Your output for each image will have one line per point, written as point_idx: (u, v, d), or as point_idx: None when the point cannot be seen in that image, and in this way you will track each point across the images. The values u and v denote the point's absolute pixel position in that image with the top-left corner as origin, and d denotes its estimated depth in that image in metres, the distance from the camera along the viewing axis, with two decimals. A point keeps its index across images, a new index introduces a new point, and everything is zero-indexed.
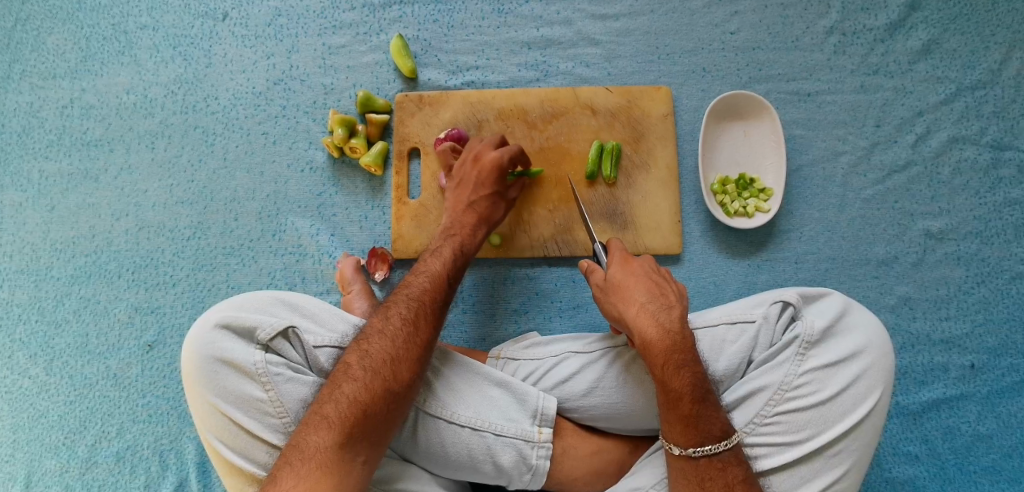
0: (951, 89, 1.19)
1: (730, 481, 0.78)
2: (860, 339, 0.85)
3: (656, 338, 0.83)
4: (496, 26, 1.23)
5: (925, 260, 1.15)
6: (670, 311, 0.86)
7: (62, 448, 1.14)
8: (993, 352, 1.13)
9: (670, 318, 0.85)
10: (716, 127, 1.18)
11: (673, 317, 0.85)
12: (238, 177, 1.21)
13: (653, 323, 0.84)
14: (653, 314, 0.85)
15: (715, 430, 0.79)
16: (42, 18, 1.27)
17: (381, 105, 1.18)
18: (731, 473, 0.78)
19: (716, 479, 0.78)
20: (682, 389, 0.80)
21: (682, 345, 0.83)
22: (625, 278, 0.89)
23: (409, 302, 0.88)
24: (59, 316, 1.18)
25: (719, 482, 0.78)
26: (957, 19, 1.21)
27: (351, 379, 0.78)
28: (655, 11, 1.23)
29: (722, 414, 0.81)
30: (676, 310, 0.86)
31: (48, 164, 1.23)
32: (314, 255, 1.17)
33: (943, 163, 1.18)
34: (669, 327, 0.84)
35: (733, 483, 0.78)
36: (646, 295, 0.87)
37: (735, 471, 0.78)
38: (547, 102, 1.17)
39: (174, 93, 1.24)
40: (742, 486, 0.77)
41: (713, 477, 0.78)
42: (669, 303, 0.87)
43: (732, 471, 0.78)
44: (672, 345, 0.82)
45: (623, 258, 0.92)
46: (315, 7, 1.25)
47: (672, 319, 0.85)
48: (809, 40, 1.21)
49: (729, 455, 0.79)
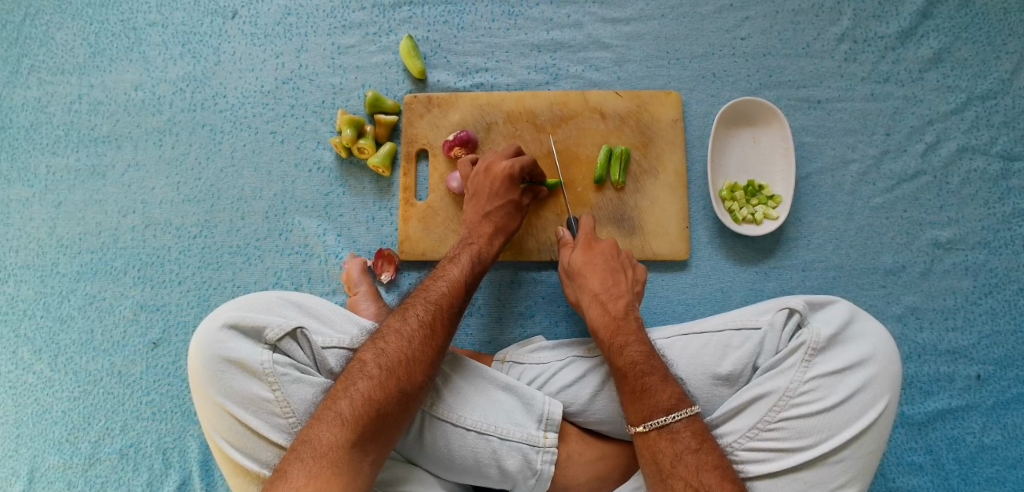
0: (962, 99, 1.18)
1: (678, 451, 0.79)
2: (866, 347, 0.85)
3: (600, 321, 0.95)
4: (506, 28, 1.23)
5: (933, 270, 1.15)
6: (617, 299, 0.97)
7: (65, 445, 1.14)
8: (999, 363, 1.12)
9: (616, 306, 0.96)
10: (725, 132, 1.17)
11: (620, 305, 0.96)
12: (246, 176, 1.21)
13: (598, 308, 0.96)
14: (600, 303, 0.97)
15: (662, 403, 0.83)
16: (50, 14, 1.27)
17: (390, 106, 1.18)
18: (681, 443, 0.80)
19: (665, 449, 0.80)
20: (626, 366, 0.87)
21: (626, 329, 0.93)
22: (582, 265, 1.02)
23: (426, 305, 0.88)
24: (64, 312, 1.18)
25: (668, 453, 0.80)
26: (969, 27, 1.20)
27: (365, 376, 0.79)
28: (666, 15, 1.22)
29: (671, 387, 0.84)
30: (623, 298, 0.97)
31: (55, 160, 1.23)
32: (320, 255, 1.17)
33: (952, 173, 1.17)
34: (613, 313, 0.95)
35: (682, 452, 0.79)
36: (598, 284, 0.99)
37: (685, 441, 0.80)
38: (556, 106, 1.17)
39: (182, 90, 1.24)
40: (691, 456, 0.78)
41: (663, 448, 0.80)
42: (617, 292, 0.98)
43: (683, 441, 0.80)
44: (615, 328, 0.93)
45: (585, 242, 1.04)
46: (325, 7, 1.24)
47: (618, 306, 0.96)
48: (820, 47, 1.21)
49: (679, 426, 0.81)
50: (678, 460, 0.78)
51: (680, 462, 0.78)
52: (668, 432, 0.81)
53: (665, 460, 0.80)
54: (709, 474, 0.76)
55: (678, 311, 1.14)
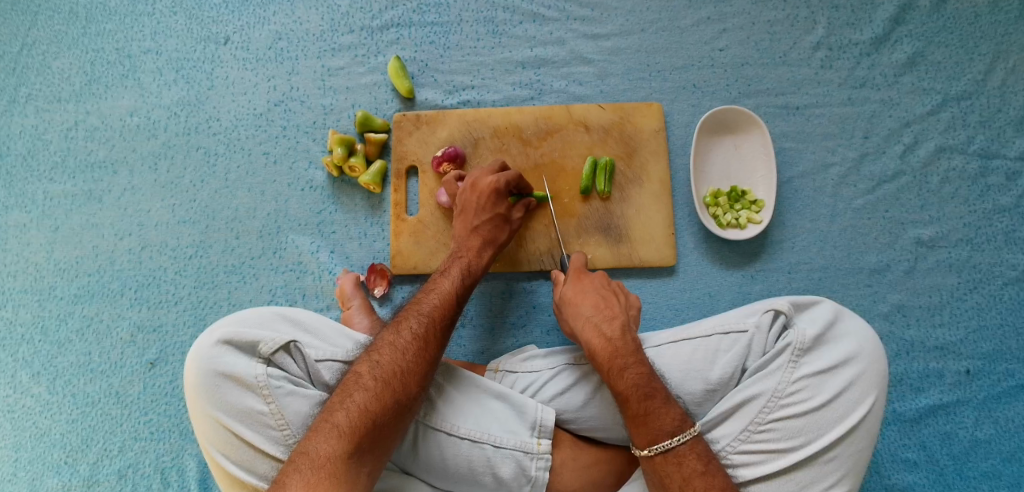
0: (937, 100, 1.22)
1: (686, 475, 0.80)
2: (852, 346, 0.87)
3: (598, 345, 0.92)
4: (491, 46, 1.26)
5: (917, 268, 1.17)
6: (611, 322, 0.95)
7: (63, 467, 1.14)
8: (987, 358, 1.14)
9: (611, 328, 0.94)
10: (707, 141, 1.20)
11: (615, 327, 0.95)
12: (240, 196, 1.23)
13: (594, 332, 0.94)
14: (595, 326, 0.95)
15: (666, 427, 0.83)
16: (46, 44, 1.31)
17: (379, 124, 1.21)
18: (687, 467, 0.81)
19: (672, 474, 0.81)
20: (628, 389, 0.87)
21: (624, 351, 0.91)
22: (574, 295, 1.01)
23: (419, 317, 0.90)
24: (62, 335, 1.20)
25: (676, 476, 0.81)
26: (940, 32, 1.24)
27: (361, 388, 0.80)
28: (646, 29, 1.26)
29: (674, 409, 0.85)
30: (618, 320, 0.95)
31: (52, 186, 1.25)
32: (314, 272, 1.19)
33: (931, 173, 1.20)
34: (609, 336, 0.93)
35: (689, 476, 0.80)
36: (591, 309, 0.98)
37: (692, 464, 0.81)
38: (542, 120, 1.20)
39: (177, 115, 1.27)
40: (699, 480, 0.79)
41: (670, 472, 0.81)
42: (611, 314, 0.96)
43: (689, 465, 0.81)
44: (612, 352, 0.91)
45: (576, 273, 1.04)
46: (314, 31, 1.28)
47: (613, 329, 0.94)
48: (796, 55, 1.24)
49: (685, 449, 0.82)
50: (687, 484, 0.79)
51: (688, 486, 0.79)
52: (674, 457, 0.81)
53: (673, 483, 0.80)
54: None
55: (668, 316, 1.15)
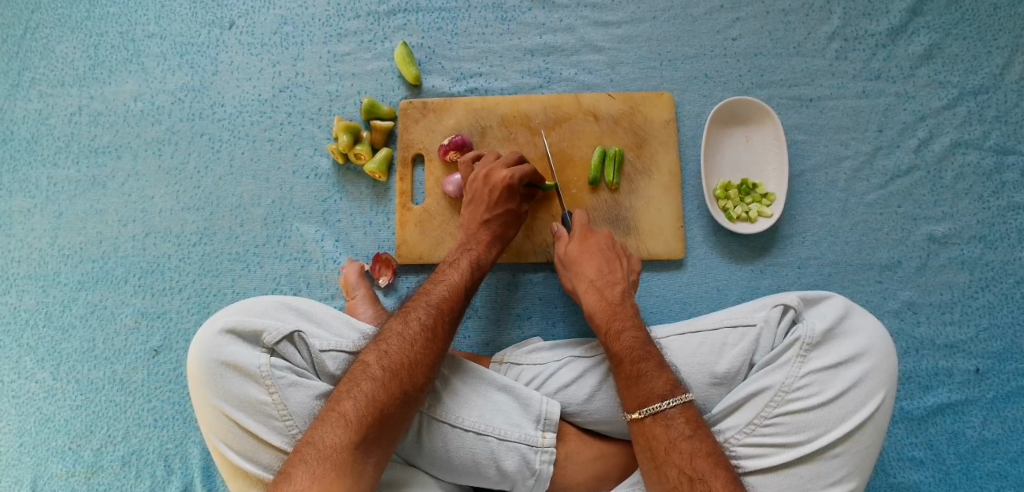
0: (954, 94, 1.19)
1: (673, 437, 0.79)
2: (861, 342, 0.85)
3: (597, 307, 0.97)
4: (499, 33, 1.24)
5: (929, 265, 1.15)
6: (613, 286, 0.99)
7: (68, 453, 1.14)
8: (997, 357, 1.13)
9: (612, 292, 0.98)
10: (718, 132, 1.18)
11: (617, 292, 0.98)
12: (244, 183, 1.22)
13: (595, 296, 0.98)
14: (597, 290, 0.99)
15: (657, 390, 0.83)
16: (49, 27, 1.29)
17: (385, 112, 1.19)
18: (675, 430, 0.80)
19: (660, 436, 0.80)
20: (622, 351, 0.89)
21: (623, 314, 0.95)
22: (578, 255, 1.03)
23: (428, 308, 0.89)
24: (66, 321, 1.19)
25: (663, 439, 0.80)
26: (958, 23, 1.21)
27: (369, 378, 0.79)
28: (657, 17, 1.23)
29: (667, 374, 0.85)
30: (620, 285, 0.99)
31: (56, 171, 1.24)
32: (319, 261, 1.18)
33: (945, 168, 1.18)
34: (610, 300, 0.97)
35: (676, 439, 0.79)
36: (594, 271, 1.00)
37: (679, 428, 0.80)
38: (550, 109, 1.18)
39: (181, 101, 1.26)
40: (685, 442, 0.79)
41: (658, 435, 0.81)
42: (614, 279, 0.99)
43: (677, 428, 0.80)
44: (612, 314, 0.95)
45: (582, 233, 1.05)
46: (320, 16, 1.26)
47: (613, 293, 0.98)
48: (811, 46, 1.22)
49: (674, 413, 0.81)
50: (672, 447, 0.79)
51: (674, 448, 0.79)
52: (663, 419, 0.81)
53: (659, 447, 0.80)
54: (703, 460, 0.76)
55: (675, 310, 1.14)
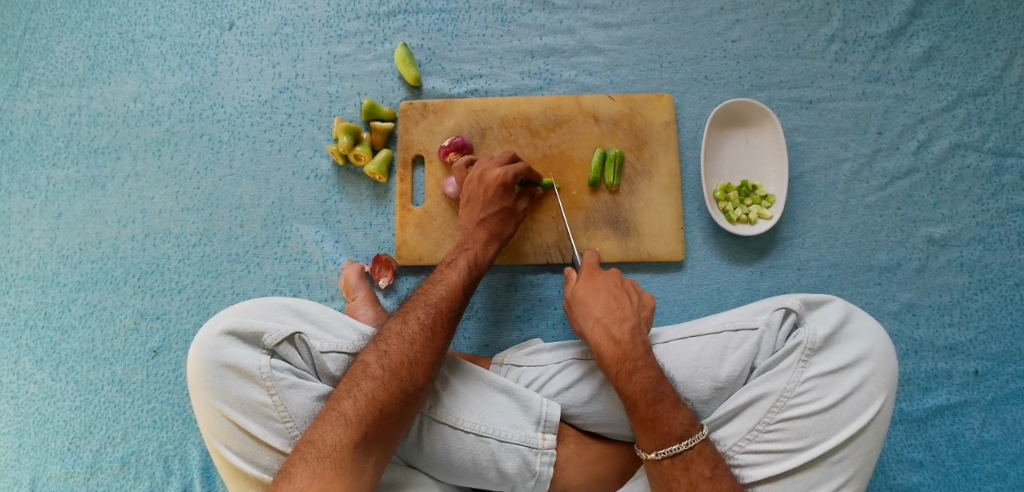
0: (953, 96, 1.19)
1: (693, 479, 0.79)
2: (862, 346, 0.86)
3: (606, 347, 0.90)
4: (500, 35, 1.24)
5: (928, 266, 1.16)
6: (622, 324, 0.93)
7: (67, 454, 1.14)
8: (996, 359, 1.13)
9: (621, 330, 0.92)
10: (718, 134, 1.18)
11: (626, 329, 0.92)
12: (244, 184, 1.22)
13: (603, 332, 0.92)
14: (605, 327, 0.92)
15: (675, 431, 0.81)
16: (49, 28, 1.29)
17: (386, 113, 1.19)
18: (695, 471, 0.80)
19: (679, 478, 0.80)
20: (635, 394, 0.85)
21: (633, 354, 0.89)
22: (586, 293, 0.99)
23: (427, 308, 0.89)
24: (65, 322, 1.19)
25: (683, 481, 0.80)
26: (958, 26, 1.21)
27: (369, 377, 0.79)
28: (657, 19, 1.24)
29: (683, 413, 0.83)
30: (629, 322, 0.93)
31: (56, 172, 1.24)
32: (319, 262, 1.18)
33: (945, 170, 1.18)
34: (619, 339, 0.91)
35: (696, 481, 0.79)
36: (602, 309, 0.95)
37: (700, 469, 0.80)
38: (550, 110, 1.18)
39: (180, 101, 1.26)
40: (706, 484, 0.79)
41: (677, 477, 0.81)
42: (622, 316, 0.94)
43: (696, 469, 0.80)
44: (621, 355, 0.89)
45: (589, 271, 1.01)
46: (320, 17, 1.26)
47: (623, 331, 0.91)
48: (810, 48, 1.22)
49: (692, 454, 0.81)
50: (694, 489, 0.79)
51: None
52: (682, 461, 0.81)
53: (680, 488, 0.80)
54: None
55: (675, 312, 1.14)
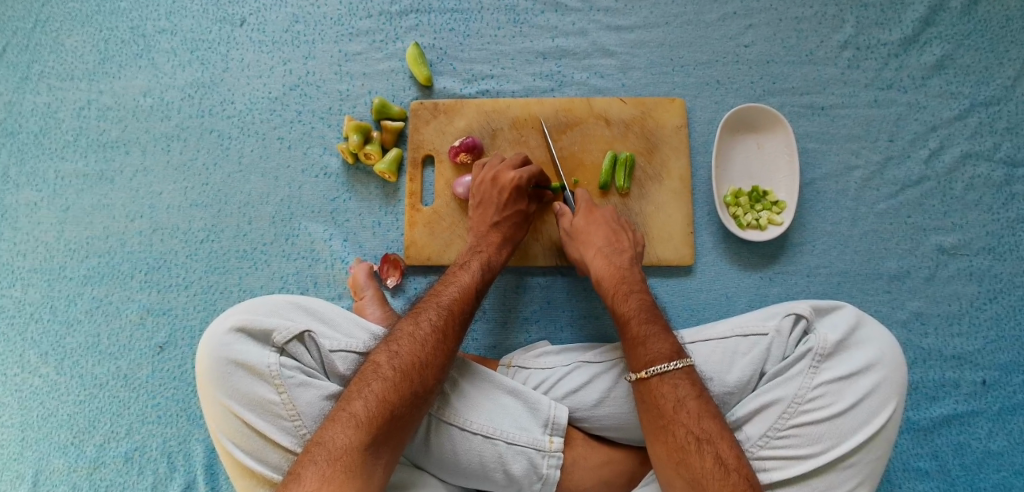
0: (965, 105, 1.19)
1: (681, 396, 0.80)
2: (873, 352, 0.85)
3: (605, 272, 0.99)
4: (511, 35, 1.24)
5: (938, 275, 1.15)
6: (621, 254, 1.01)
7: (70, 448, 1.14)
8: (1004, 369, 1.12)
9: (620, 259, 1.00)
10: (729, 139, 1.18)
11: (624, 259, 1.01)
12: (253, 181, 1.22)
13: (603, 260, 1.00)
14: (604, 255, 1.00)
15: (664, 351, 0.85)
16: (60, 21, 1.29)
17: (396, 112, 1.19)
18: (682, 391, 0.81)
19: (667, 395, 0.81)
20: (629, 312, 0.92)
21: (630, 278, 0.98)
22: (585, 226, 1.04)
23: (438, 309, 0.89)
24: (71, 315, 1.19)
25: (671, 398, 0.81)
26: (971, 34, 1.21)
27: (380, 378, 0.79)
28: (670, 23, 1.23)
29: (671, 338, 0.87)
30: (627, 253, 1.01)
31: (64, 165, 1.24)
32: (327, 260, 1.18)
33: (956, 179, 1.17)
34: (618, 264, 0.99)
35: (683, 398, 0.80)
36: (602, 240, 1.02)
37: (686, 388, 0.81)
38: (562, 112, 1.18)
39: (190, 97, 1.26)
40: (692, 402, 0.80)
41: (665, 394, 0.81)
42: (620, 247, 1.02)
43: (683, 388, 0.81)
44: (620, 277, 0.98)
45: (587, 208, 1.06)
46: (332, 14, 1.26)
47: (621, 260, 1.00)
48: (823, 54, 1.22)
49: (680, 374, 0.82)
50: (681, 406, 0.80)
51: (682, 407, 0.79)
52: (670, 379, 0.82)
53: (667, 406, 0.80)
54: (710, 420, 0.78)
55: (683, 316, 1.14)
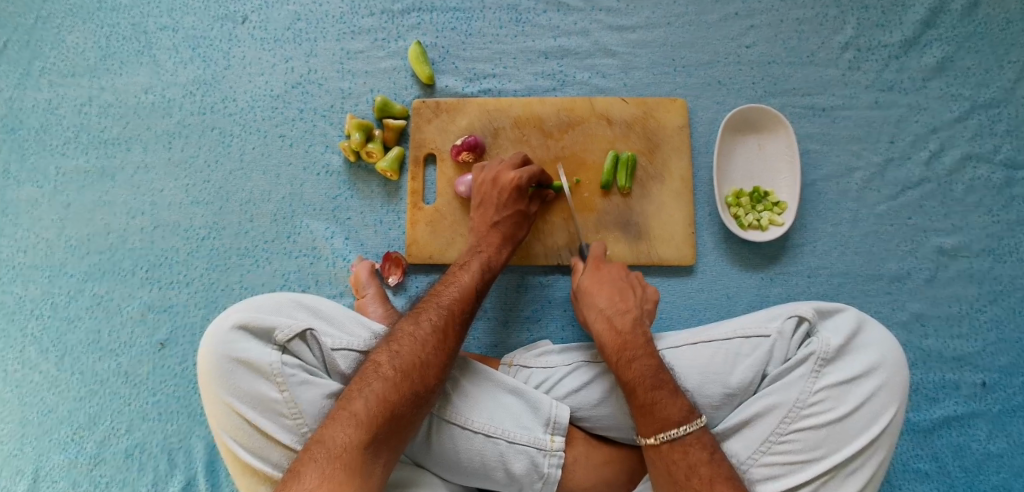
0: (965, 107, 1.19)
1: (692, 462, 0.79)
2: (875, 356, 0.85)
3: (608, 336, 0.94)
4: (514, 35, 1.24)
5: (938, 277, 1.15)
6: (624, 314, 0.96)
7: (70, 444, 1.14)
8: (1004, 370, 1.13)
9: (623, 321, 0.95)
10: (731, 139, 1.18)
11: (627, 320, 0.95)
12: (254, 178, 1.22)
13: (605, 324, 0.95)
14: (607, 318, 0.96)
15: (673, 417, 0.82)
16: (61, 17, 1.29)
17: (398, 111, 1.19)
18: (693, 456, 0.80)
19: (678, 461, 0.80)
20: (634, 379, 0.87)
21: (633, 343, 0.92)
22: (591, 284, 1.02)
23: (439, 309, 0.89)
24: (71, 312, 1.19)
25: (682, 464, 0.80)
26: (972, 37, 1.21)
27: (381, 377, 0.79)
28: (672, 23, 1.23)
29: (681, 399, 0.84)
30: (630, 313, 0.96)
31: (65, 161, 1.24)
32: (328, 258, 1.18)
33: (956, 180, 1.18)
34: (620, 329, 0.94)
35: (695, 464, 0.79)
36: (606, 301, 0.98)
37: (698, 453, 0.80)
38: (564, 111, 1.18)
39: (192, 94, 1.25)
40: (705, 467, 0.78)
41: (676, 460, 0.81)
42: (625, 307, 0.97)
43: (695, 454, 0.80)
44: (622, 344, 0.91)
45: (595, 263, 1.04)
46: (335, 13, 1.26)
47: (624, 322, 0.95)
48: (824, 56, 1.22)
49: (691, 439, 0.81)
50: (693, 472, 0.79)
51: (694, 474, 0.78)
52: (680, 446, 0.81)
53: (680, 472, 0.80)
54: (723, 486, 0.76)
55: (684, 316, 1.14)
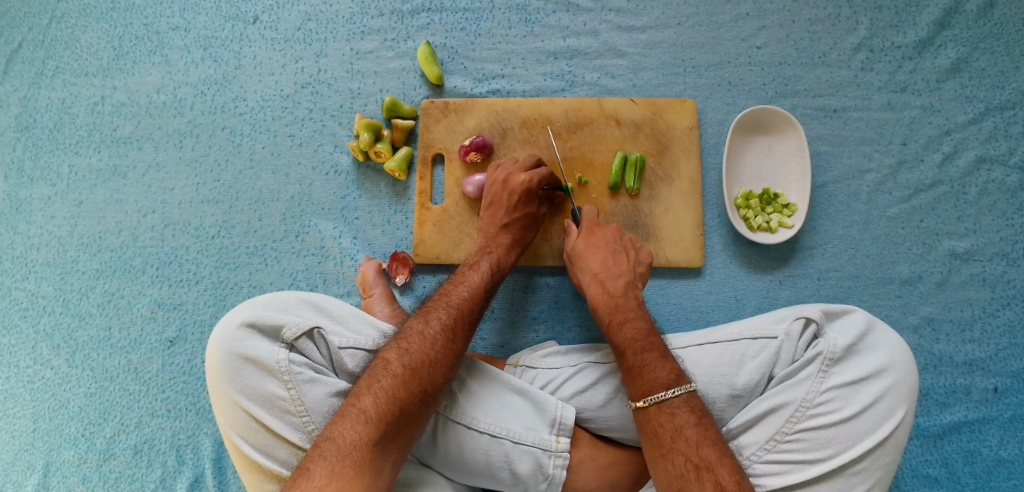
0: (980, 109, 1.18)
1: (678, 425, 0.79)
2: (884, 357, 0.85)
3: (600, 300, 0.98)
4: (523, 35, 1.24)
5: (950, 281, 1.14)
6: (617, 278, 0.99)
7: (80, 440, 1.15)
8: (1017, 376, 1.11)
9: (616, 285, 0.99)
10: (740, 140, 1.18)
11: (619, 284, 0.99)
12: (264, 178, 1.23)
13: (598, 288, 0.99)
14: (600, 282, 0.99)
15: (661, 379, 0.83)
16: (75, 17, 1.30)
17: (407, 111, 1.19)
18: (680, 419, 0.80)
19: (665, 424, 0.80)
20: (624, 342, 0.90)
21: (624, 307, 0.95)
22: (585, 249, 1.04)
23: (447, 308, 0.89)
24: (83, 309, 1.20)
25: (669, 427, 0.80)
26: (987, 38, 1.19)
27: (389, 374, 0.79)
28: (682, 24, 1.23)
29: (670, 363, 0.85)
30: (623, 277, 0.99)
31: (78, 159, 1.25)
32: (336, 257, 1.18)
33: (969, 183, 1.16)
34: (612, 292, 0.98)
35: (682, 426, 0.79)
36: (599, 265, 1.01)
37: (684, 416, 0.80)
38: (572, 112, 1.18)
39: (203, 94, 1.26)
40: (691, 430, 0.79)
41: (663, 423, 0.81)
42: (618, 272, 1.00)
43: (682, 416, 0.80)
44: (613, 306, 0.96)
45: (588, 227, 1.06)
46: (345, 13, 1.26)
47: (616, 285, 0.98)
48: (836, 56, 1.21)
49: (678, 402, 0.81)
50: (679, 434, 0.79)
51: (680, 435, 0.79)
52: (667, 407, 0.81)
53: (666, 435, 0.80)
54: (708, 448, 0.77)
55: (692, 318, 1.14)
